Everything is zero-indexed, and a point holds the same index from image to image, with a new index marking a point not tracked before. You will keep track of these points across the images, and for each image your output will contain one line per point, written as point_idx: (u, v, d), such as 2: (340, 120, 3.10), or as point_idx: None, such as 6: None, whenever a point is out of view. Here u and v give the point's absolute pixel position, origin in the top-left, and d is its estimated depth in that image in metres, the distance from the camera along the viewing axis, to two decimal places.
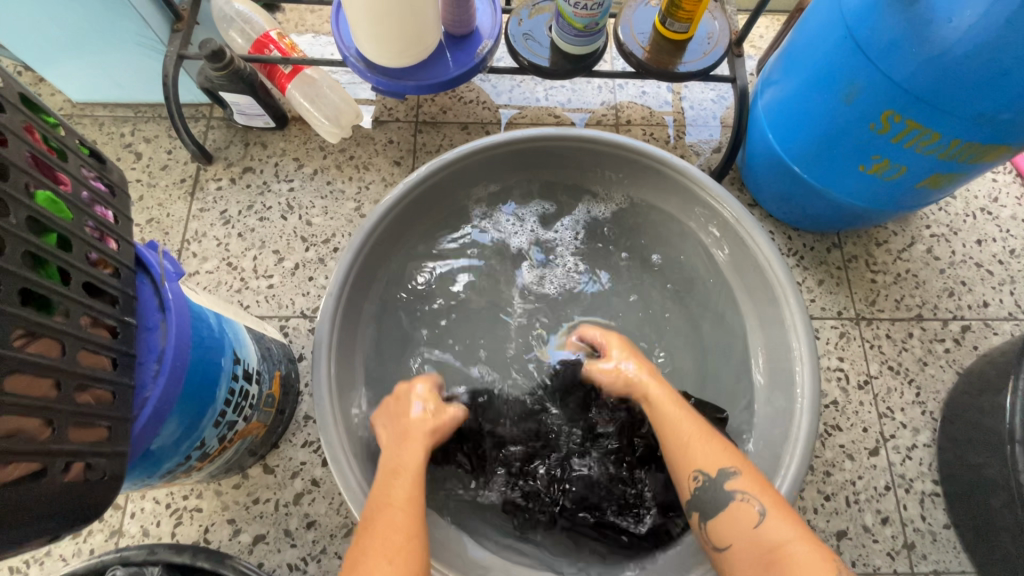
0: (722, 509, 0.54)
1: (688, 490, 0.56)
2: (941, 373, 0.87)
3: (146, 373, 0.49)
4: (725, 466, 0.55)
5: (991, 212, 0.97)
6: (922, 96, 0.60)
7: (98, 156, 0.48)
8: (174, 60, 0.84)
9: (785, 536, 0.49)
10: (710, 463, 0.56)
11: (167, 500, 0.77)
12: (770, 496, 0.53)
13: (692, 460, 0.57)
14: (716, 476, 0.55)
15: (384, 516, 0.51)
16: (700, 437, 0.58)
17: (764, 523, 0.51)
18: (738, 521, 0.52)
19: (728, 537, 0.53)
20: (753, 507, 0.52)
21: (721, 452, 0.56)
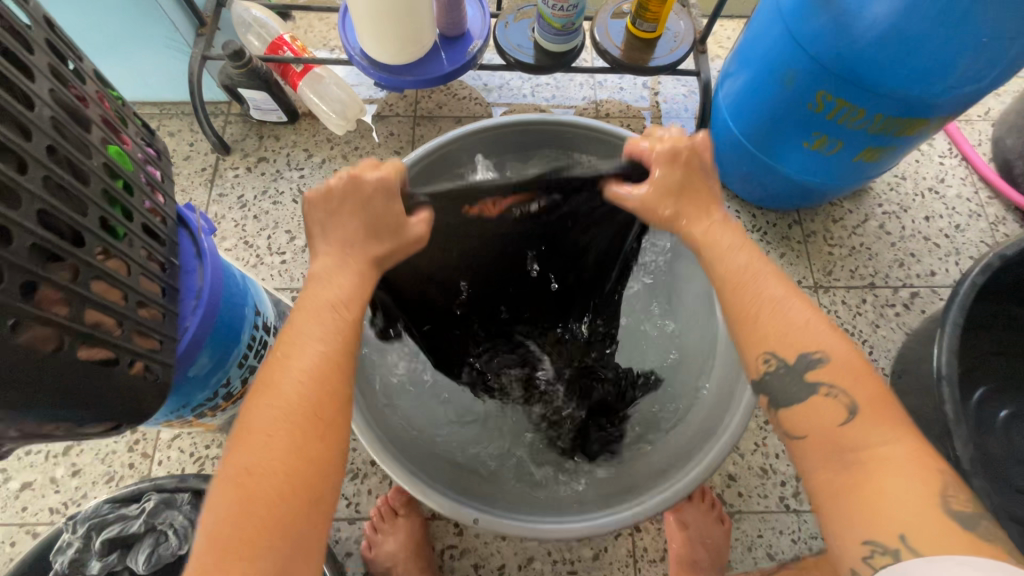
0: (802, 400, 0.50)
1: (756, 370, 0.52)
2: (892, 334, 0.96)
3: (187, 307, 0.58)
4: (809, 351, 0.50)
5: (939, 191, 1.06)
6: (847, 76, 0.70)
7: (146, 126, 0.57)
8: (199, 59, 0.94)
9: (873, 441, 0.45)
10: (786, 347, 0.51)
11: (191, 449, 0.86)
12: (866, 392, 0.48)
13: (766, 341, 0.51)
14: (795, 363, 0.50)
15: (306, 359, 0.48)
16: (773, 316, 0.52)
17: (850, 422, 0.47)
18: (818, 416, 0.49)
19: (803, 425, 0.50)
20: (842, 405, 0.48)
21: (804, 331, 0.50)
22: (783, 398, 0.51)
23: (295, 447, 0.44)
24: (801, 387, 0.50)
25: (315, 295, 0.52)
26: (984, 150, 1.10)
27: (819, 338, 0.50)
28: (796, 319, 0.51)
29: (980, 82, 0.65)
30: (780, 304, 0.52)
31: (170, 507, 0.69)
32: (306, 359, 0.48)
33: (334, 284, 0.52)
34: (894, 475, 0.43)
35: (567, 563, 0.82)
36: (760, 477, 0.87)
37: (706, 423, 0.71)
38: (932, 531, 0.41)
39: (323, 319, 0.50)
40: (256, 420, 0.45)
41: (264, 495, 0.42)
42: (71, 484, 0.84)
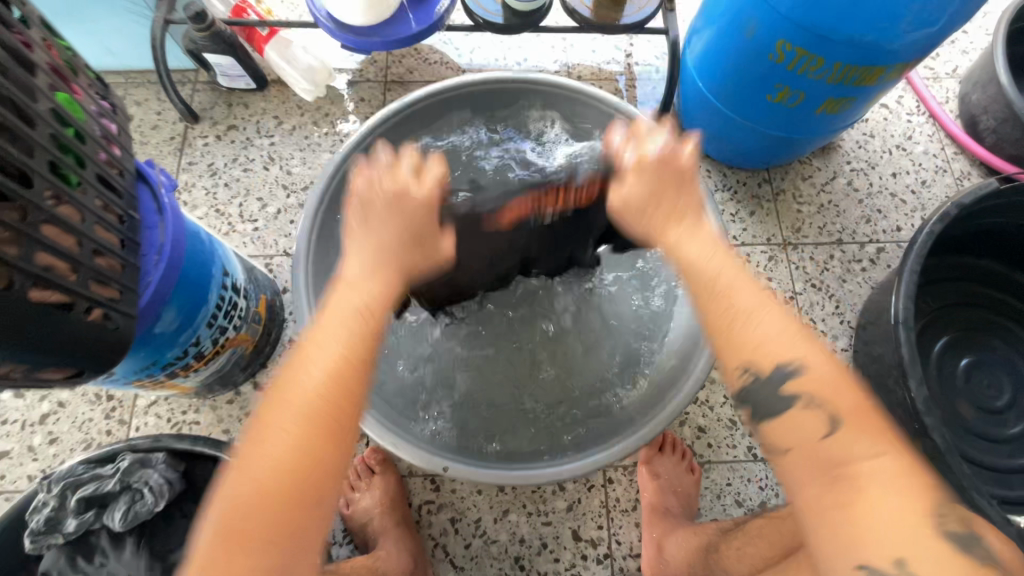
0: (780, 413, 0.43)
1: (735, 385, 0.46)
2: (857, 288, 0.98)
3: (148, 261, 0.58)
4: (784, 362, 0.44)
5: (906, 148, 1.08)
6: (802, 25, 0.70)
7: (100, 79, 0.57)
8: (161, 24, 0.92)
9: (859, 452, 0.40)
10: (764, 356, 0.44)
11: (168, 415, 0.87)
12: (850, 408, 0.42)
13: (743, 354, 0.45)
14: (774, 375, 0.44)
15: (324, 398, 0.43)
16: (785, 341, 0.45)
17: (832, 438, 0.41)
18: (800, 431, 0.43)
19: (786, 440, 0.43)
20: (819, 416, 0.42)
21: (780, 337, 0.45)
22: (755, 407, 0.45)
23: (307, 467, 0.41)
24: (766, 394, 0.44)
25: (347, 296, 0.49)
26: (951, 107, 1.11)
27: (762, 329, 0.45)
28: (763, 319, 0.46)
29: (933, 24, 0.65)
30: (761, 317, 0.46)
31: (144, 466, 0.69)
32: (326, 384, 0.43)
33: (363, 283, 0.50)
34: (887, 493, 0.39)
35: (542, 514, 0.83)
36: (729, 428, 0.89)
37: (674, 372, 0.73)
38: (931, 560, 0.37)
39: (359, 329, 0.47)
40: (256, 431, 0.42)
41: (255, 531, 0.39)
42: (49, 451, 0.84)
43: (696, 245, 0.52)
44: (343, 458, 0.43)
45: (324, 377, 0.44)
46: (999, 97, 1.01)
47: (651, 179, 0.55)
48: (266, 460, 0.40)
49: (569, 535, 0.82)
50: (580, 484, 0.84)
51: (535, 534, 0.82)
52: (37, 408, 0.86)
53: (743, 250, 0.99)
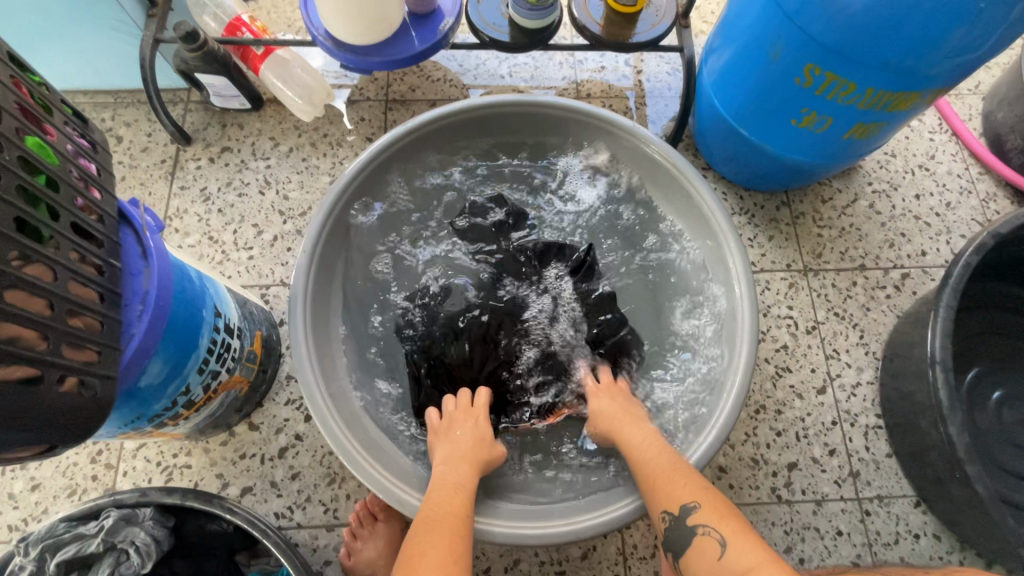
0: (689, 546, 0.57)
1: (660, 531, 0.60)
2: (882, 317, 0.93)
3: (132, 313, 0.54)
4: (686, 501, 0.59)
5: (929, 168, 1.04)
6: (833, 48, 0.66)
7: (79, 115, 0.52)
8: (151, 44, 0.88)
9: (747, 563, 0.52)
10: (670, 500, 0.60)
11: (157, 459, 0.82)
12: (731, 527, 0.56)
13: (660, 501, 0.61)
14: (679, 513, 0.58)
15: (454, 538, 0.56)
16: (705, 494, 0.59)
17: (725, 556, 0.54)
18: (704, 554, 0.55)
19: (698, 571, 0.55)
20: (714, 539, 0.55)
21: (687, 486, 0.60)
22: (674, 545, 0.58)
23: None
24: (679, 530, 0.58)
25: (448, 472, 0.65)
26: (975, 125, 1.07)
27: (684, 483, 0.60)
28: (677, 475, 0.62)
29: (976, 51, 0.61)
30: (683, 479, 0.61)
31: (131, 523, 0.64)
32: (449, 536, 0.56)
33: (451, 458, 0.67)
34: None
35: (555, 563, 0.78)
36: (751, 468, 0.84)
37: (697, 419, 0.71)
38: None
39: (467, 490, 0.63)
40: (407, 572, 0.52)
41: None
42: (31, 499, 0.79)
43: (637, 429, 0.69)
44: None
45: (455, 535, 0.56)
46: None
47: (616, 396, 0.73)
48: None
49: None
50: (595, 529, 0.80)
51: None
52: None
53: (762, 277, 0.95)
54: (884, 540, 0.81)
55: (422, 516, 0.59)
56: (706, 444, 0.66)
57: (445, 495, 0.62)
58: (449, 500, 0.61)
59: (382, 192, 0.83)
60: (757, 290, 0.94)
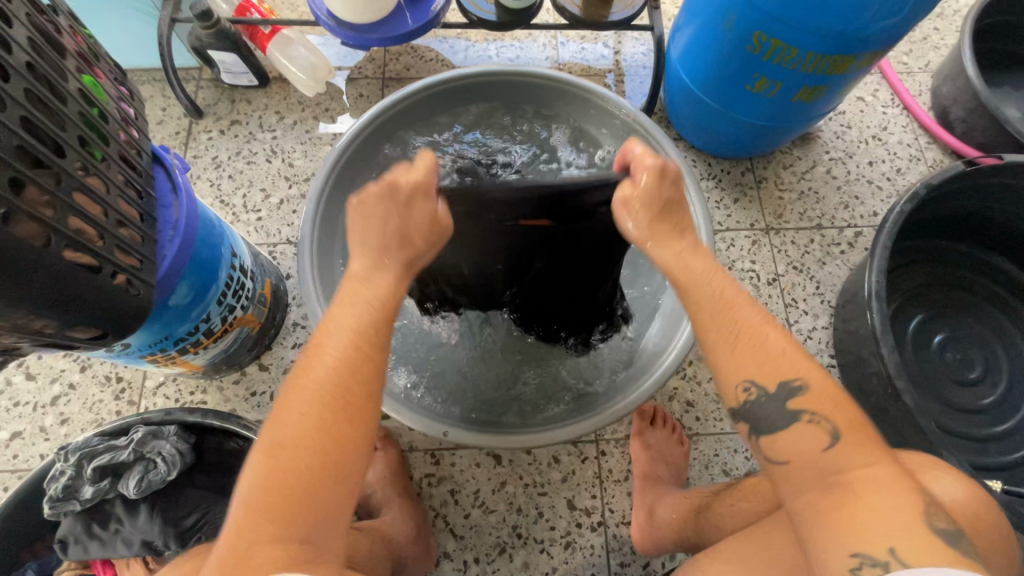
0: (782, 429, 0.46)
1: (732, 400, 0.48)
2: (836, 270, 1.02)
3: (164, 237, 0.62)
4: (788, 378, 0.46)
5: (881, 138, 1.13)
6: (776, 16, 0.75)
7: (119, 67, 0.61)
8: (168, 23, 0.97)
9: (858, 464, 0.43)
10: (766, 373, 0.47)
11: (176, 396, 0.90)
12: (846, 416, 0.45)
13: (745, 369, 0.47)
14: (774, 390, 0.46)
15: (345, 378, 0.46)
16: (795, 356, 0.47)
17: (832, 449, 0.44)
18: (802, 442, 0.45)
19: (784, 453, 0.46)
20: (824, 429, 0.45)
21: (781, 351, 0.47)
22: (759, 426, 0.47)
23: (325, 438, 0.43)
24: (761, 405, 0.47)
25: (355, 290, 0.50)
26: (924, 100, 1.17)
27: (798, 367, 0.47)
28: (777, 350, 0.47)
29: (896, 15, 0.70)
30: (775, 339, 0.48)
31: (157, 437, 0.72)
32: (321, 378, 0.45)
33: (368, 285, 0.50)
34: (879, 497, 0.42)
35: (538, 485, 0.86)
36: (715, 403, 0.93)
37: (659, 344, 0.78)
38: (918, 549, 0.40)
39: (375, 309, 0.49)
40: (279, 425, 0.44)
41: (282, 485, 0.42)
42: (61, 431, 0.87)
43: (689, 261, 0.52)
44: (362, 437, 0.45)
45: (337, 363, 0.46)
46: (967, 89, 1.07)
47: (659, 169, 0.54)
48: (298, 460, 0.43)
49: (564, 505, 0.86)
50: (574, 456, 0.88)
51: (532, 504, 0.85)
52: (48, 390, 0.89)
53: (727, 235, 1.04)
54: None
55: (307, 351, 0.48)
56: (666, 362, 0.73)
57: (342, 316, 0.49)
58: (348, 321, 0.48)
59: (378, 160, 0.91)
60: (723, 247, 1.03)
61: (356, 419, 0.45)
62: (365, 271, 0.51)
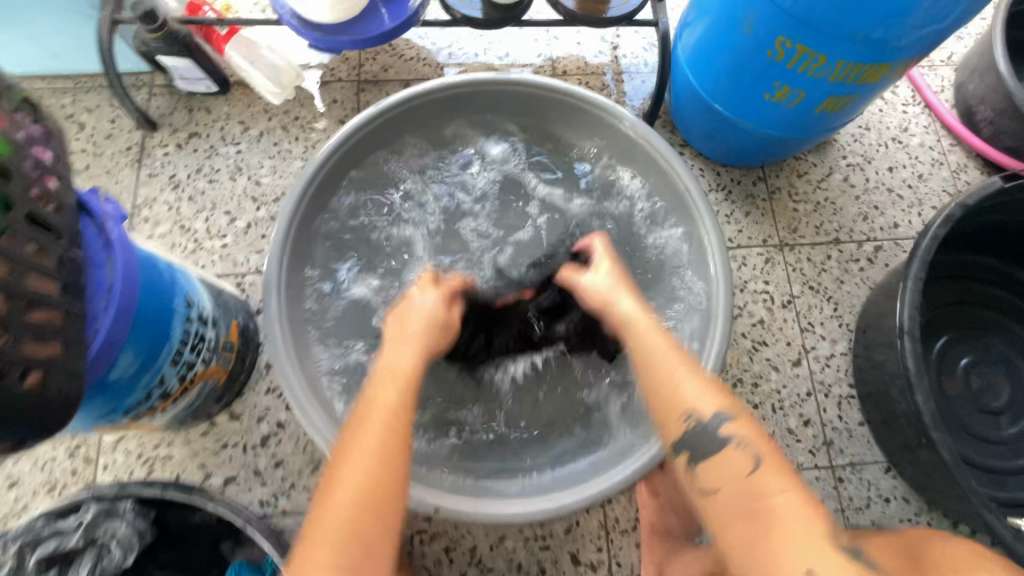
0: (714, 454, 0.51)
1: (677, 433, 0.54)
2: (856, 290, 0.95)
3: (97, 305, 0.53)
4: (715, 411, 0.53)
5: (902, 140, 1.05)
6: (804, 19, 0.65)
7: (37, 99, 0.49)
8: (108, 24, 0.85)
9: (776, 487, 0.48)
10: (702, 405, 0.53)
11: (138, 451, 0.82)
12: (767, 447, 0.51)
13: (682, 403, 0.54)
14: (709, 420, 0.53)
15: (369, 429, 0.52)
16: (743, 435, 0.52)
17: (756, 474, 0.49)
18: (730, 468, 0.50)
19: (716, 482, 0.51)
20: (746, 455, 0.50)
21: (711, 394, 0.54)
22: (697, 453, 0.52)
23: (384, 486, 0.49)
24: (702, 434, 0.52)
25: (389, 363, 0.59)
26: (946, 97, 1.08)
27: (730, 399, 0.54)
28: (710, 387, 0.55)
29: (945, 20, 0.61)
30: (715, 396, 0.54)
31: (111, 518, 0.65)
32: (382, 403, 0.54)
33: (396, 350, 0.61)
34: (788, 517, 0.46)
35: (539, 538, 0.80)
36: None
37: None
38: (836, 566, 0.44)
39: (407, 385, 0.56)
40: (333, 471, 0.50)
41: (344, 533, 0.46)
42: (11, 496, 0.79)
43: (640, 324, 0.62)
44: (404, 489, 0.50)
45: (384, 426, 0.52)
46: (997, 87, 0.98)
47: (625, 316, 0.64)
48: (394, 462, 0.50)
49: (568, 560, 0.79)
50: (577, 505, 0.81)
51: (532, 560, 0.79)
52: None
53: (738, 253, 0.96)
54: (856, 505, 0.85)
55: (358, 409, 0.54)
56: None
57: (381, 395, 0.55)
58: (384, 394, 0.55)
59: (381, 179, 0.87)
60: (734, 266, 0.95)
61: (400, 466, 0.50)
62: (404, 369, 0.58)
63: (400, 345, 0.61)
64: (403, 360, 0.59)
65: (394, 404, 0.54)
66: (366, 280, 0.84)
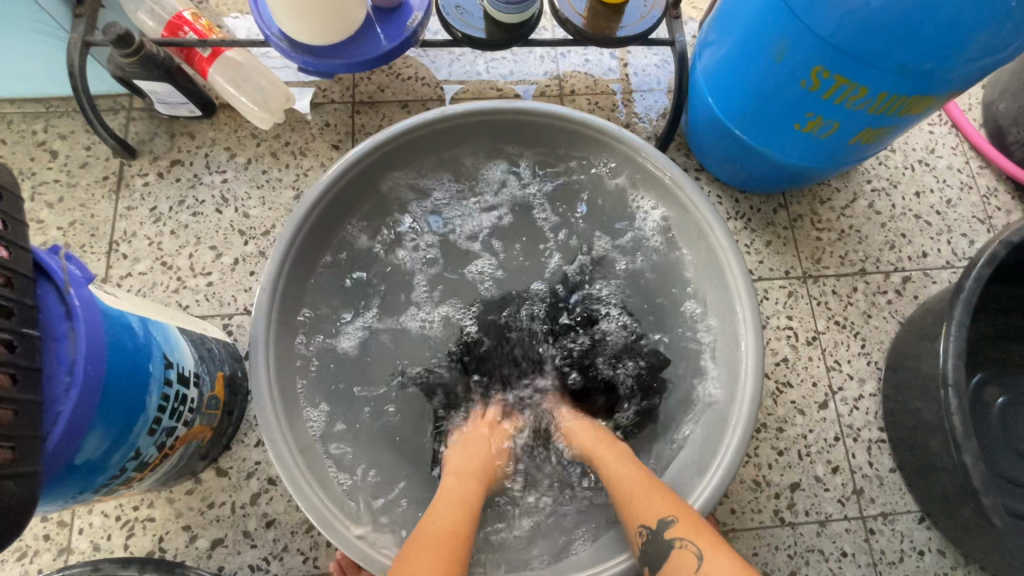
0: (665, 562, 0.54)
1: (637, 548, 0.57)
2: (884, 325, 0.89)
3: (57, 387, 0.46)
4: (663, 514, 0.56)
5: (929, 162, 0.99)
6: (845, 48, 0.60)
7: None
8: (80, 47, 0.79)
9: None
10: (649, 511, 0.57)
11: (116, 513, 0.75)
12: (709, 539, 0.54)
13: (637, 516, 0.58)
14: (657, 526, 0.56)
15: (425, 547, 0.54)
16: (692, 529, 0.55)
17: (702, 569, 0.52)
18: (681, 570, 0.53)
19: None
20: (691, 552, 0.53)
21: (661, 499, 0.58)
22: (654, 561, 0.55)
23: None
24: (651, 538, 0.56)
25: (451, 486, 0.62)
26: (974, 116, 1.02)
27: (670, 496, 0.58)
28: (654, 488, 0.60)
29: (1001, 52, 0.55)
30: (663, 498, 0.58)
31: None
32: (441, 524, 0.57)
33: (454, 479, 0.64)
34: None
35: None
36: (753, 491, 0.81)
37: (699, 457, 0.67)
38: None
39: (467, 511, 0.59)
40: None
41: None
42: None
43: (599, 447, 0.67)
44: None
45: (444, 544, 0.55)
46: None
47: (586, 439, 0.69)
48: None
49: None
50: None
51: None
52: None
53: (759, 286, 0.90)
54: (889, 558, 0.80)
55: (416, 529, 0.57)
56: (709, 485, 0.62)
57: (442, 515, 0.58)
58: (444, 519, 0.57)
59: (381, 212, 0.81)
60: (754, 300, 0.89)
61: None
62: (467, 497, 0.61)
63: (455, 472, 0.65)
64: (461, 483, 0.63)
65: (452, 525, 0.57)
66: (352, 323, 0.78)
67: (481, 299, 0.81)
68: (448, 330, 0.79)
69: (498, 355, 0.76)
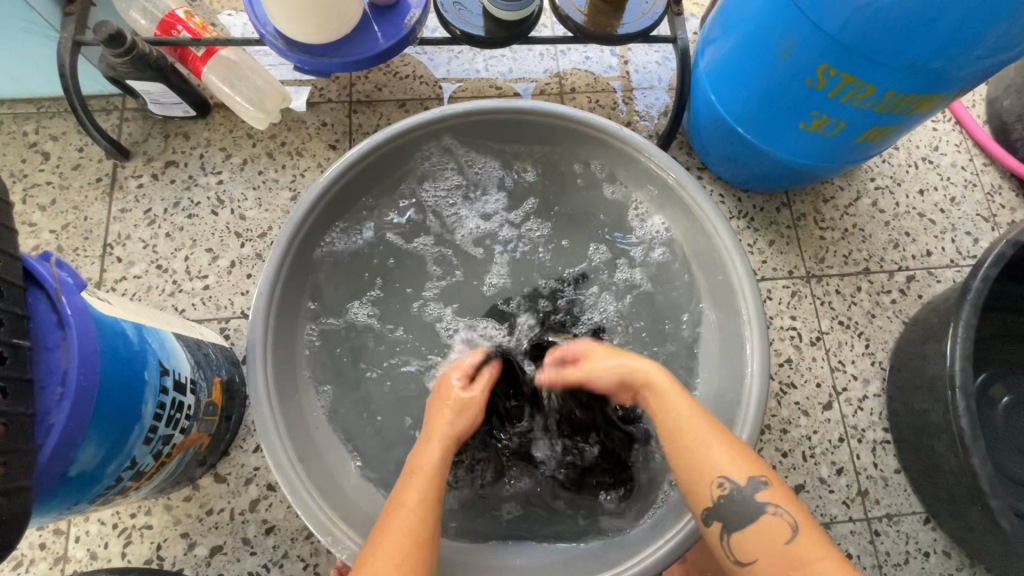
0: (752, 523, 0.52)
1: (710, 500, 0.54)
2: (888, 324, 0.89)
3: (49, 399, 0.45)
4: (753, 476, 0.53)
5: (932, 160, 0.98)
6: (853, 46, 0.58)
7: None
8: (71, 47, 0.77)
9: (814, 553, 0.49)
10: (739, 470, 0.54)
11: (113, 520, 0.74)
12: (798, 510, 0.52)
13: (719, 468, 0.54)
14: (747, 486, 0.53)
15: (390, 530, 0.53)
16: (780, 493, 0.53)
17: (794, 541, 0.50)
18: (767, 537, 0.51)
19: (751, 550, 0.52)
20: (785, 522, 0.51)
21: (748, 457, 0.55)
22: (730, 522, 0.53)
23: None
24: (729, 500, 0.53)
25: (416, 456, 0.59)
26: (978, 112, 1.01)
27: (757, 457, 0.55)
28: (739, 443, 0.56)
29: (1010, 50, 0.55)
30: (747, 457, 0.55)
31: None
32: (399, 504, 0.54)
33: (424, 446, 0.60)
34: None
35: None
36: None
37: None
38: None
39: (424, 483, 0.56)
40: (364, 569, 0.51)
41: None
42: None
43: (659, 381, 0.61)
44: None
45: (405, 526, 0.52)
46: None
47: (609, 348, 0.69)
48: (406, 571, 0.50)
49: None
50: None
51: None
52: None
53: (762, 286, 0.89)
54: (895, 560, 0.79)
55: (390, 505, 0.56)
56: None
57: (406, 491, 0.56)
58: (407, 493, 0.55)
59: (380, 213, 0.80)
60: None
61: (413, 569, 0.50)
62: (429, 464, 0.58)
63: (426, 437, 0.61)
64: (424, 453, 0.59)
65: (413, 504, 0.54)
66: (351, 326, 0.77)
67: (481, 303, 0.80)
68: (450, 333, 0.78)
69: (499, 359, 0.76)
